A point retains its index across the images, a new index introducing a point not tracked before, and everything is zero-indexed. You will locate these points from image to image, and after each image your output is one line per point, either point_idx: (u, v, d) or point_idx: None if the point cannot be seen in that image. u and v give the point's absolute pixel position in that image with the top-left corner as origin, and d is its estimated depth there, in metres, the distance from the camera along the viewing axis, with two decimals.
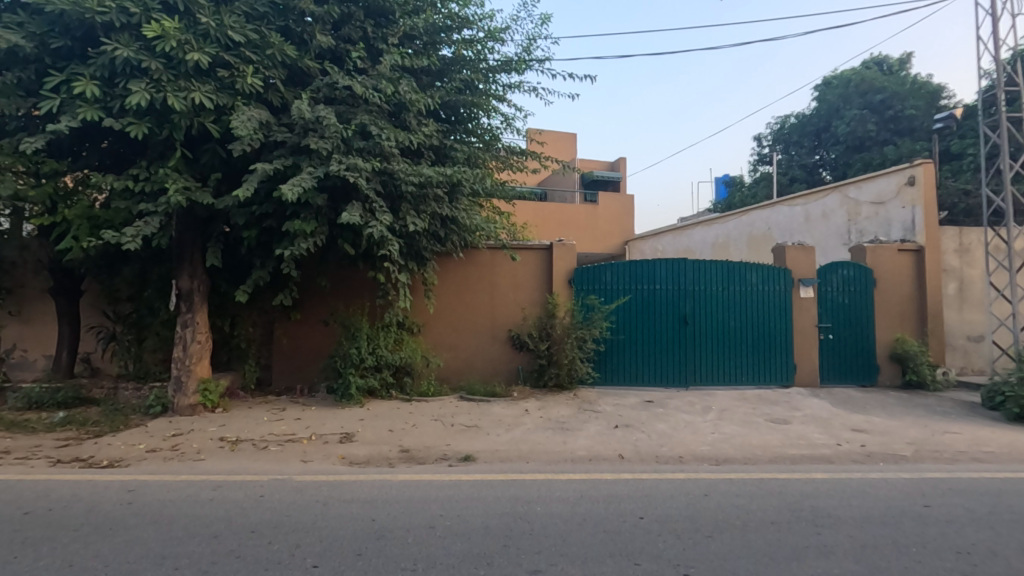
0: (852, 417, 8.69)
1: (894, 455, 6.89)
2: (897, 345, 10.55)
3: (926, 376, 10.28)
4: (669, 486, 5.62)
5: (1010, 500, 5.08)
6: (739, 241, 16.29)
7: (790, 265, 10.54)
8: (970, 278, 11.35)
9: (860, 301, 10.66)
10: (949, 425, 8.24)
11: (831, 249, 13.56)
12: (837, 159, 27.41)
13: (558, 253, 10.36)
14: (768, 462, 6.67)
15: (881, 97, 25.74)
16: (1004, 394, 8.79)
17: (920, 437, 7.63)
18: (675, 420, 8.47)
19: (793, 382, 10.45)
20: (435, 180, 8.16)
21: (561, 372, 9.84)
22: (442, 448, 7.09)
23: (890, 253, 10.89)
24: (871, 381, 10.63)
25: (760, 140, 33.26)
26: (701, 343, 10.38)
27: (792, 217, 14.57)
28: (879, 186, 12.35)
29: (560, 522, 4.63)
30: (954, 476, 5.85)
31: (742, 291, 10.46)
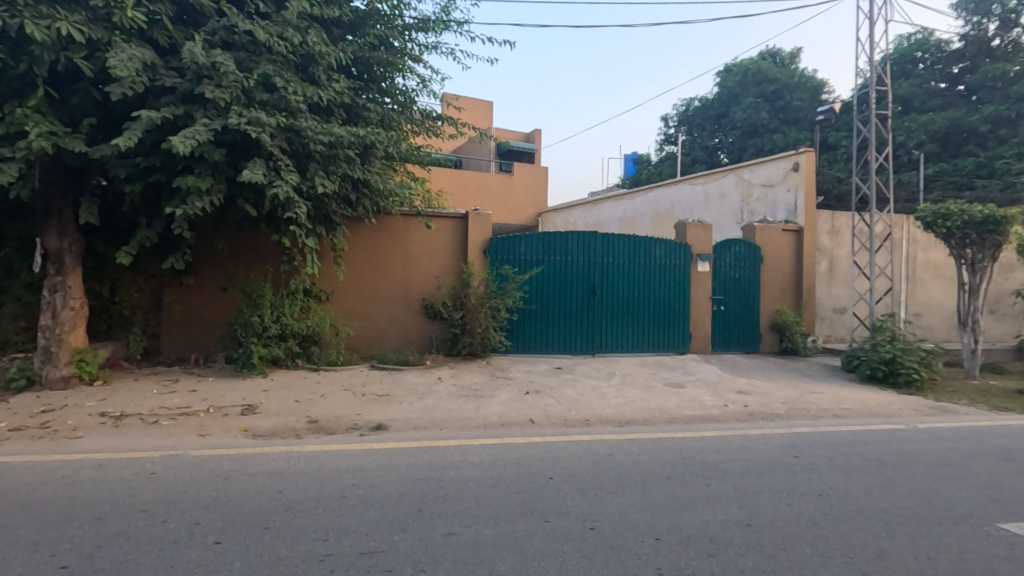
0: (738, 380, 9.60)
1: (771, 413, 7.71)
2: (777, 316, 11.72)
3: (799, 343, 11.55)
4: (577, 447, 5.91)
5: (861, 449, 5.90)
6: (645, 217, 17.12)
7: (689, 241, 11.25)
8: (839, 257, 12.75)
9: (748, 276, 11.67)
10: (816, 386, 9.35)
11: (726, 227, 14.65)
12: (733, 143, 29.37)
13: (473, 222, 10.32)
14: (665, 423, 7.23)
15: (774, 87, 28.07)
16: (859, 358, 10.09)
17: (792, 397, 8.58)
18: (583, 386, 8.91)
19: (688, 349, 11.29)
20: (346, 140, 7.77)
21: (475, 341, 9.93)
22: (353, 418, 6.96)
23: (775, 232, 11.95)
24: (755, 348, 11.73)
25: (667, 121, 34.85)
26: (608, 313, 10.88)
27: (693, 195, 15.54)
28: (769, 170, 13.38)
29: (473, 485, 4.74)
30: (819, 431, 6.66)
31: (647, 265, 11.04)
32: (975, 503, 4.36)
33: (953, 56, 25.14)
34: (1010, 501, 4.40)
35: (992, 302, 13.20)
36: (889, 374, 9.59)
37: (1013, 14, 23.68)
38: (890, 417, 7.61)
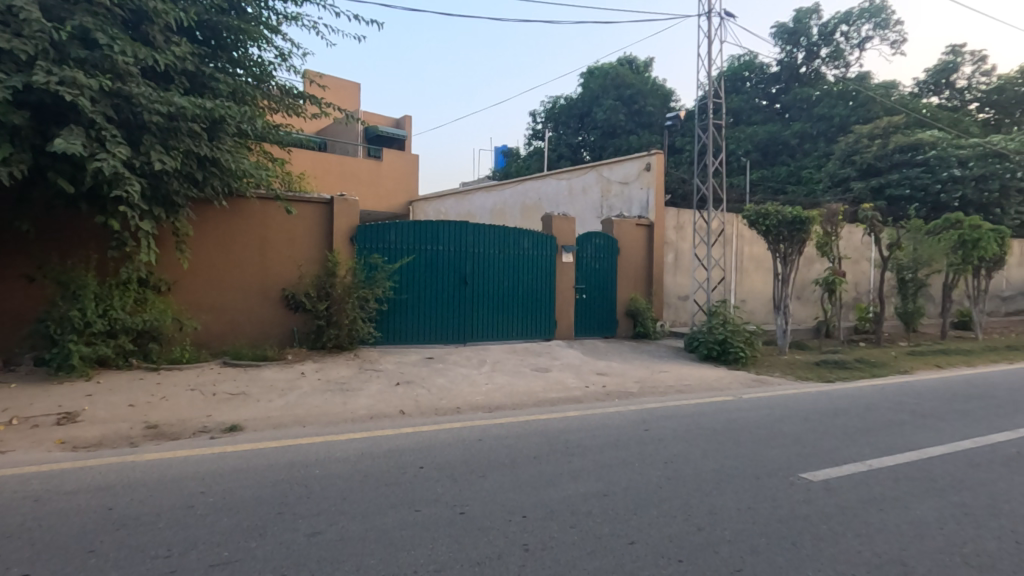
0: (597, 363, 10.33)
1: (626, 392, 8.41)
2: (631, 303, 12.78)
3: (649, 327, 12.71)
4: (449, 435, 5.95)
5: (697, 419, 6.70)
6: (514, 208, 17.62)
7: (554, 233, 11.79)
8: (682, 250, 14.19)
9: (606, 267, 12.55)
10: (663, 366, 10.39)
11: (587, 221, 15.60)
12: (595, 142, 31.27)
13: (339, 208, 9.82)
14: (531, 406, 7.56)
15: (630, 92, 30.36)
16: (698, 339, 11.38)
17: (644, 376, 9.45)
18: (454, 374, 8.98)
19: (554, 335, 11.88)
20: (189, 112, 6.96)
21: (342, 333, 9.49)
22: (201, 420, 6.31)
23: (630, 227, 12.99)
24: (612, 333, 12.69)
25: (535, 117, 36.08)
26: (479, 302, 11.05)
27: (558, 189, 16.31)
28: (625, 169, 14.47)
29: (339, 481, 4.57)
30: (665, 406, 7.42)
31: (516, 255, 11.39)
32: (784, 458, 5.17)
33: (771, 78, 29.30)
34: (809, 455, 5.29)
35: (798, 290, 15.62)
36: (722, 353, 10.97)
37: (815, 47, 28.46)
38: (721, 391, 8.71)
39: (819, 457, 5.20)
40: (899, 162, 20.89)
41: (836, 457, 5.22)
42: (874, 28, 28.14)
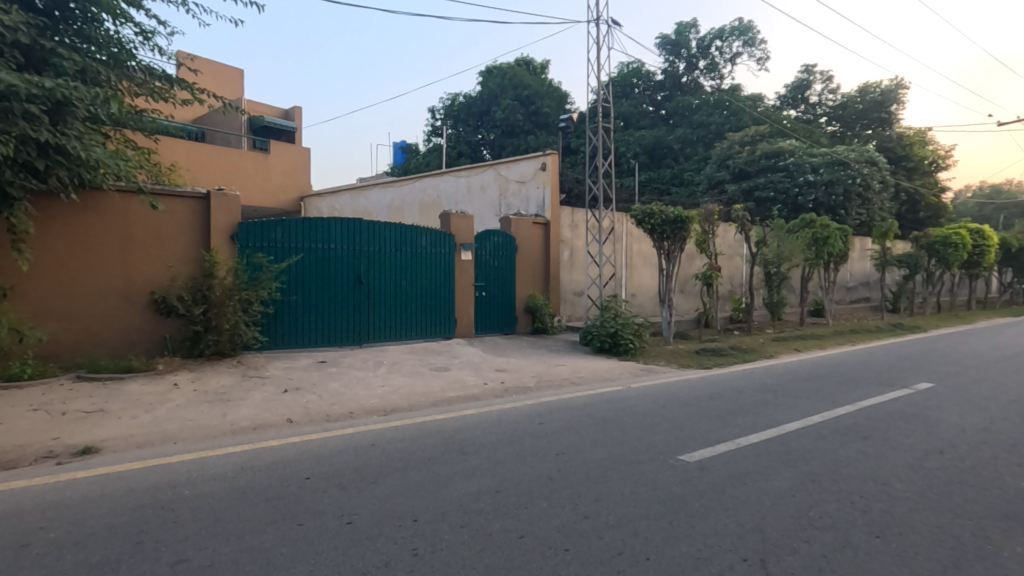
0: (496, 360, 10.43)
1: (523, 387, 8.57)
2: (529, 300, 13.05)
3: (547, 323, 13.06)
4: (339, 442, 5.70)
5: (589, 410, 6.98)
6: (412, 205, 17.30)
7: (452, 231, 11.71)
8: (577, 247, 14.71)
9: (505, 264, 12.71)
10: (559, 359, 10.73)
11: (486, 219, 15.71)
12: (494, 141, 31.55)
13: (216, 204, 9.07)
14: (429, 406, 7.47)
15: (527, 93, 30.95)
16: (592, 333, 11.88)
17: (541, 371, 9.69)
18: (348, 378, 8.63)
19: (453, 334, 11.82)
20: (22, 91, 6.15)
21: (222, 339, 8.74)
22: (46, 444, 5.52)
23: (527, 225, 13.25)
24: (512, 329, 12.88)
25: (434, 113, 35.68)
26: (375, 302, 10.71)
27: (457, 187, 16.26)
28: (522, 168, 14.74)
29: (213, 500, 4.21)
30: (560, 399, 7.66)
31: (413, 253, 11.17)
32: (664, 442, 5.53)
33: (657, 85, 31.29)
34: (686, 437, 5.71)
35: (681, 284, 16.83)
36: (614, 345, 11.53)
37: (694, 59, 30.75)
38: (613, 381, 9.17)
39: (695, 439, 5.62)
40: (764, 167, 23.20)
41: (710, 438, 5.68)
42: (743, 44, 30.93)
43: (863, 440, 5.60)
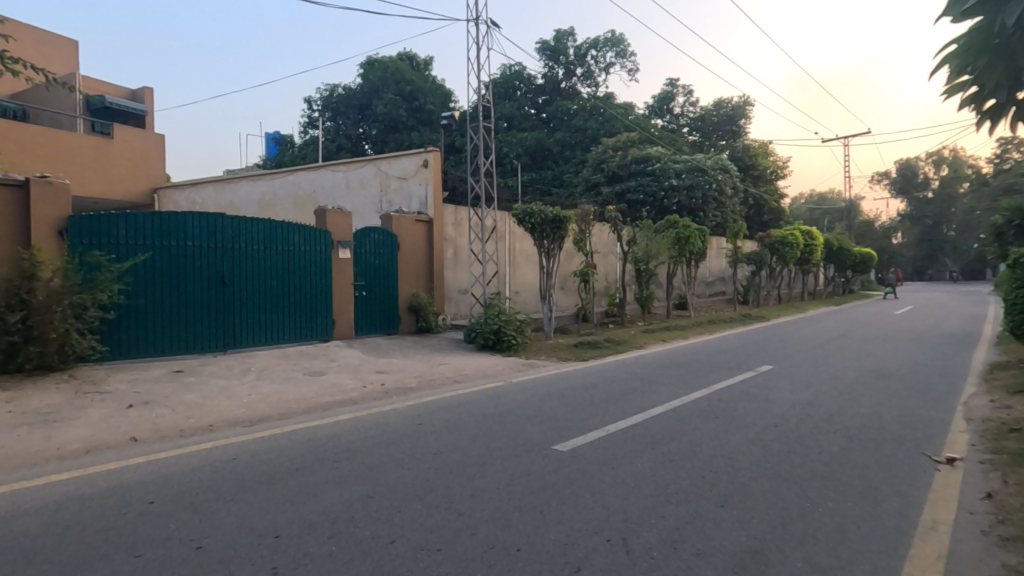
0: (377, 361, 10.10)
1: (404, 388, 8.37)
2: (413, 299, 12.82)
3: (431, 321, 12.91)
4: (194, 458, 5.16)
5: (470, 407, 7.00)
6: (285, 200, 16.22)
7: (329, 228, 11.14)
8: (460, 246, 14.66)
9: (386, 262, 12.36)
10: (442, 358, 10.65)
11: (366, 215, 15.17)
12: (376, 136, 30.59)
13: (39, 192, 7.86)
14: (301, 413, 7.02)
15: (410, 88, 30.34)
16: (476, 330, 11.95)
17: (423, 370, 9.54)
18: (208, 387, 7.86)
19: (332, 336, 11.24)
20: None
21: (49, 351, 7.51)
22: None
23: (409, 222, 12.99)
24: (395, 329, 12.56)
25: (310, 104, 33.75)
26: (241, 304, 9.85)
27: (334, 182, 15.52)
28: (403, 165, 14.42)
29: (27, 540, 3.59)
30: (441, 397, 7.60)
31: (285, 251, 10.45)
32: (540, 434, 5.70)
33: (538, 89, 32.25)
34: (561, 427, 5.93)
35: (561, 281, 17.54)
36: (497, 341, 11.67)
37: (572, 66, 32.12)
38: (494, 377, 9.28)
39: (568, 429, 5.86)
40: (634, 171, 24.90)
41: (583, 427, 5.95)
42: (616, 55, 32.89)
43: (714, 419, 6.20)
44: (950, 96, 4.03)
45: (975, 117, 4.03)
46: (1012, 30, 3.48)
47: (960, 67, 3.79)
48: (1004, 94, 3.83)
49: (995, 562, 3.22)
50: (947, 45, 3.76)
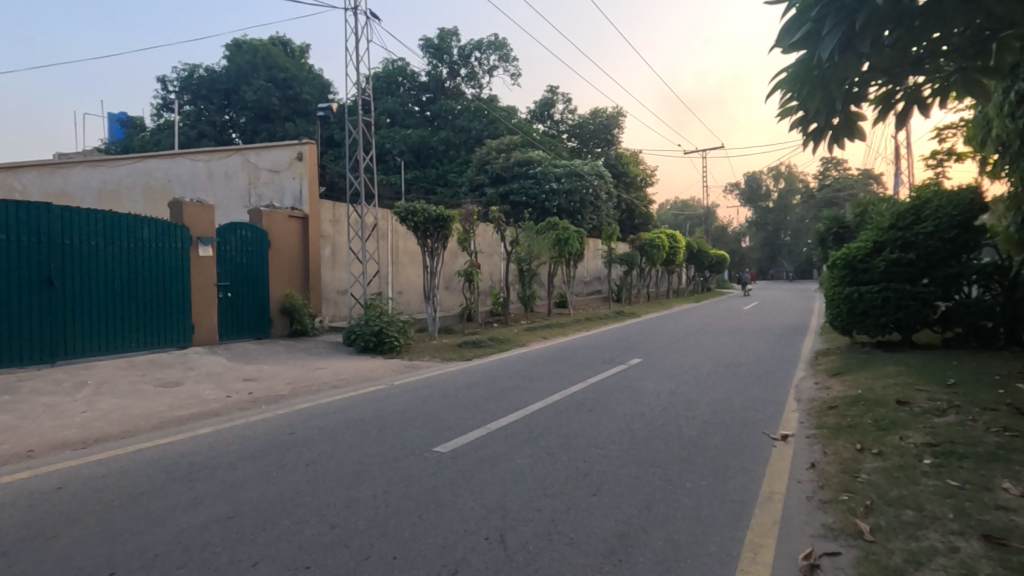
0: (244, 368, 9.30)
1: (274, 396, 7.79)
2: (286, 300, 11.99)
3: (307, 324, 12.15)
4: (5, 491, 4.35)
5: (347, 413, 6.68)
6: (132, 189, 14.40)
7: (186, 223, 10.05)
8: (340, 244, 13.94)
9: (255, 261, 11.45)
10: (319, 362, 10.08)
11: (232, 210, 13.94)
12: (245, 124, 28.25)
13: None
14: (151, 430, 6.24)
15: (284, 76, 28.30)
16: (356, 333, 11.48)
17: (297, 376, 8.96)
18: (29, 406, 6.70)
19: (190, 343, 10.12)
20: None
21: None
22: None
23: (282, 218, 12.15)
24: (265, 333, 11.67)
25: (166, 84, 30.26)
26: (74, 307, 8.55)
27: (194, 171, 14.06)
28: (274, 156, 13.43)
29: None
30: (316, 404, 7.18)
31: (131, 247, 9.26)
32: (421, 437, 5.59)
33: (421, 87, 31.75)
34: (443, 429, 5.87)
35: (445, 281, 17.46)
36: (378, 344, 11.28)
37: (456, 66, 32.09)
38: (375, 380, 8.97)
39: (450, 430, 5.81)
40: (517, 174, 25.53)
41: (464, 427, 5.94)
42: (499, 59, 33.43)
43: (589, 412, 6.51)
44: (784, 118, 4.59)
45: (802, 138, 4.62)
46: (826, 64, 4.03)
47: (790, 91, 4.34)
48: (823, 118, 4.43)
49: (816, 523, 3.72)
50: (779, 71, 4.30)
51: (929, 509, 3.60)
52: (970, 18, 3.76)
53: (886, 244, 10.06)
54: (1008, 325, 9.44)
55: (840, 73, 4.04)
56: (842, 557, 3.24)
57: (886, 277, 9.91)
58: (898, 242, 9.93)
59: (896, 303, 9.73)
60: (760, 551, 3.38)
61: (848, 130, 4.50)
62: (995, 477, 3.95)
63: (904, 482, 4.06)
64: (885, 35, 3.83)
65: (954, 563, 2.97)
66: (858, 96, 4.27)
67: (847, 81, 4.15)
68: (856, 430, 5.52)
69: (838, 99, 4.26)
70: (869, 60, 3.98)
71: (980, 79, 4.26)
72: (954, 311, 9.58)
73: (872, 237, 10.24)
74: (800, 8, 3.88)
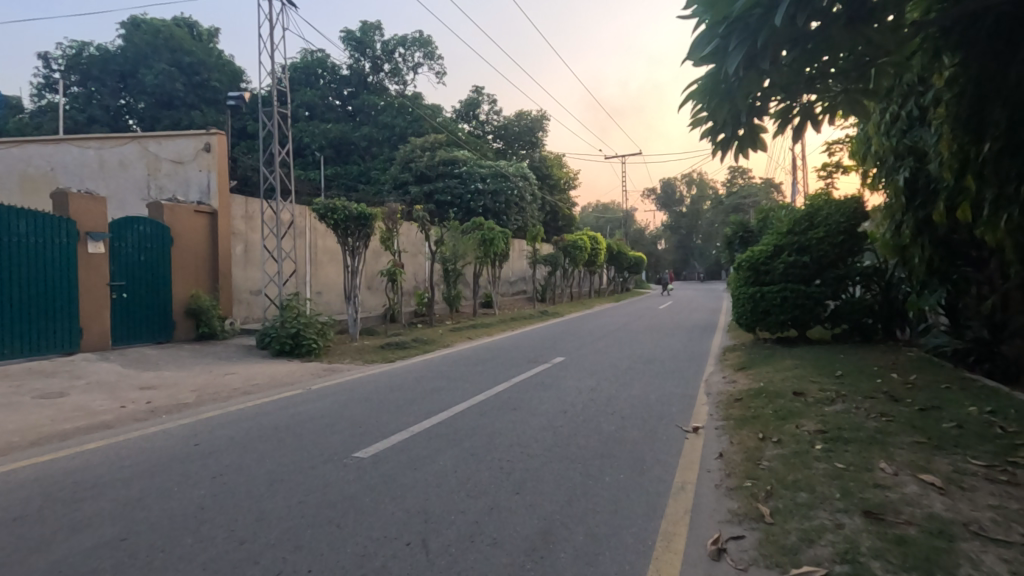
0: (142, 375, 8.55)
1: (177, 404, 7.22)
2: (191, 301, 11.16)
3: (215, 327, 11.36)
4: None
5: (260, 420, 6.32)
6: (6, 177, 12.85)
7: (73, 216, 9.11)
8: (252, 241, 13.13)
9: (154, 259, 10.62)
10: (229, 367, 9.46)
11: (128, 203, 12.78)
12: (144, 110, 26.03)
13: None
14: (27, 446, 5.58)
15: (189, 60, 26.31)
16: (271, 335, 10.89)
17: (204, 383, 8.36)
18: None
19: (77, 349, 9.19)
20: None
21: None
22: None
23: (186, 213, 11.32)
24: (167, 337, 10.81)
25: (49, 62, 27.25)
26: None
27: (82, 160, 12.76)
28: (178, 146, 12.46)
29: None
30: (225, 411, 6.73)
31: (5, 243, 8.37)
32: (340, 443, 5.38)
33: (342, 80, 30.68)
34: (363, 433, 5.69)
35: (367, 281, 16.98)
36: (295, 346, 10.75)
37: (379, 61, 31.31)
38: (291, 384, 8.55)
39: (371, 435, 5.64)
40: (442, 173, 25.32)
41: (386, 431, 5.79)
42: (424, 56, 32.99)
43: (513, 411, 6.56)
44: (696, 128, 4.85)
45: (711, 147, 4.91)
46: (732, 78, 4.29)
47: (701, 101, 4.60)
48: (730, 129, 4.72)
49: (724, 509, 3.96)
50: (691, 83, 4.54)
51: (819, 490, 3.94)
52: (854, 45, 4.13)
53: (785, 248, 10.92)
54: (885, 321, 10.53)
55: (744, 88, 4.32)
56: (746, 540, 3.47)
57: (784, 278, 10.75)
58: (794, 246, 10.81)
59: (793, 302, 10.57)
60: (673, 539, 3.55)
61: (752, 142, 4.82)
62: (874, 459, 4.39)
63: (799, 467, 4.42)
64: (783, 55, 4.13)
65: (840, 538, 3.26)
66: (760, 111, 4.59)
67: (751, 96, 4.44)
68: (759, 420, 5.94)
69: (743, 112, 4.55)
70: (769, 77, 4.29)
71: (862, 100, 4.71)
72: (842, 309, 10.54)
73: (772, 242, 11.08)
74: (709, 24, 4.13)
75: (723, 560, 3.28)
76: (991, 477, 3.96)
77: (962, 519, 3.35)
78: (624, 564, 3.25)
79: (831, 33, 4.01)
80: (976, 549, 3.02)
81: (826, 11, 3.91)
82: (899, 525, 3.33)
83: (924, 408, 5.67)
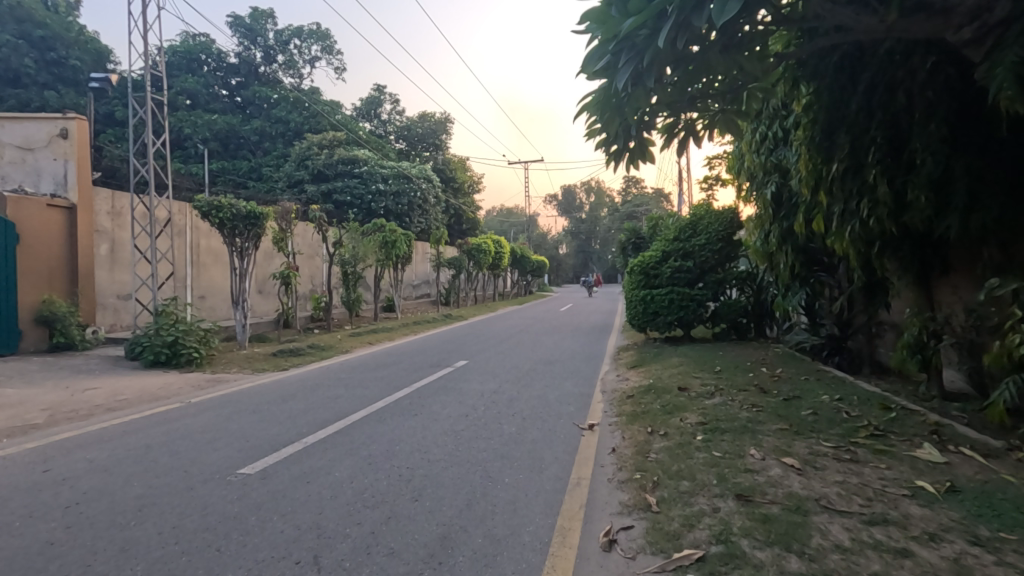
0: None
1: (23, 426, 6.28)
2: (43, 307, 9.85)
3: (74, 336, 10.07)
4: None
5: (128, 439, 5.68)
6: None
7: None
8: (121, 240, 11.75)
9: None
10: (90, 381, 8.41)
11: None
12: None
13: None
14: None
15: (42, 33, 23.07)
16: (143, 345, 9.87)
17: (58, 400, 7.36)
18: None
19: None
20: None
21: None
22: None
23: (38, 207, 10.00)
24: (11, 348, 9.44)
25: None
26: None
27: None
28: (26, 131, 10.86)
29: None
30: (84, 431, 5.96)
31: None
32: (223, 459, 4.98)
33: (229, 68, 28.52)
34: (251, 448, 5.32)
35: (258, 284, 15.95)
36: (172, 356, 9.77)
37: (271, 51, 29.56)
38: (168, 397, 7.79)
39: (259, 448, 5.29)
40: (341, 172, 24.42)
41: (276, 443, 5.45)
42: (322, 50, 31.62)
43: (413, 416, 6.46)
44: (592, 138, 5.06)
45: (605, 157, 5.14)
46: (623, 93, 4.54)
47: (595, 113, 4.82)
48: (622, 141, 4.99)
49: (615, 501, 4.16)
50: (586, 96, 4.75)
51: (699, 478, 4.27)
52: (728, 68, 4.52)
53: (671, 254, 11.76)
54: (756, 320, 11.62)
55: (632, 103, 4.58)
56: (634, 529, 3.67)
57: (671, 282, 11.56)
58: (680, 253, 11.69)
59: (679, 303, 11.39)
60: (568, 535, 3.66)
61: (641, 154, 5.12)
62: (745, 446, 4.84)
63: (682, 457, 4.76)
64: (666, 73, 4.43)
65: (716, 521, 3.56)
66: (648, 125, 4.87)
67: (640, 110, 4.70)
68: (648, 416, 6.31)
69: (632, 126, 4.83)
70: (656, 93, 4.58)
71: (735, 120, 5.17)
72: (720, 310, 11.48)
73: (661, 248, 11.90)
74: (601, 40, 4.35)
75: (614, 551, 3.43)
76: (838, 456, 4.52)
77: (815, 495, 3.79)
78: (521, 563, 3.30)
79: (708, 58, 4.35)
80: (825, 521, 3.42)
81: (704, 37, 4.23)
82: (765, 504, 3.70)
83: (788, 398, 6.34)
